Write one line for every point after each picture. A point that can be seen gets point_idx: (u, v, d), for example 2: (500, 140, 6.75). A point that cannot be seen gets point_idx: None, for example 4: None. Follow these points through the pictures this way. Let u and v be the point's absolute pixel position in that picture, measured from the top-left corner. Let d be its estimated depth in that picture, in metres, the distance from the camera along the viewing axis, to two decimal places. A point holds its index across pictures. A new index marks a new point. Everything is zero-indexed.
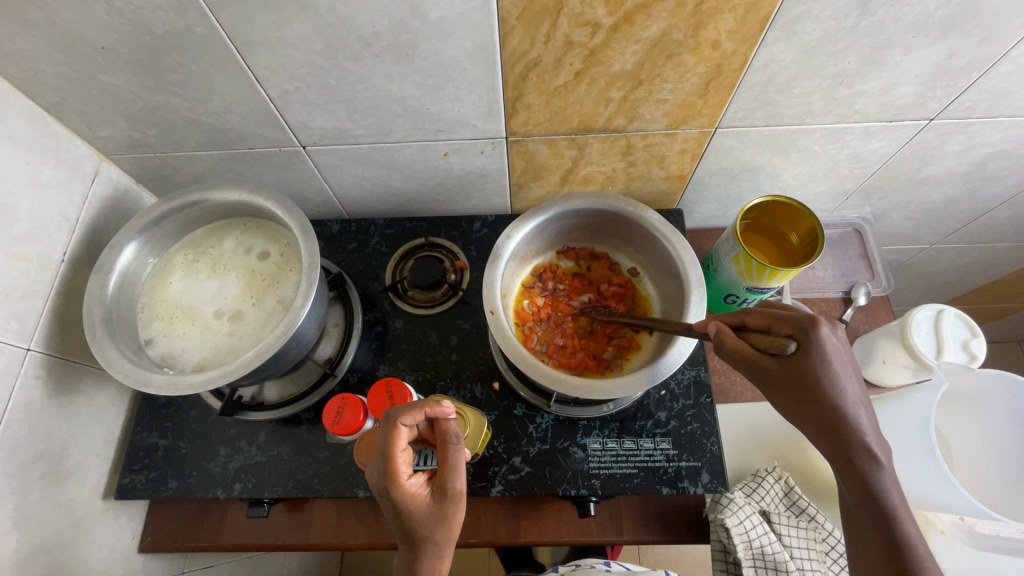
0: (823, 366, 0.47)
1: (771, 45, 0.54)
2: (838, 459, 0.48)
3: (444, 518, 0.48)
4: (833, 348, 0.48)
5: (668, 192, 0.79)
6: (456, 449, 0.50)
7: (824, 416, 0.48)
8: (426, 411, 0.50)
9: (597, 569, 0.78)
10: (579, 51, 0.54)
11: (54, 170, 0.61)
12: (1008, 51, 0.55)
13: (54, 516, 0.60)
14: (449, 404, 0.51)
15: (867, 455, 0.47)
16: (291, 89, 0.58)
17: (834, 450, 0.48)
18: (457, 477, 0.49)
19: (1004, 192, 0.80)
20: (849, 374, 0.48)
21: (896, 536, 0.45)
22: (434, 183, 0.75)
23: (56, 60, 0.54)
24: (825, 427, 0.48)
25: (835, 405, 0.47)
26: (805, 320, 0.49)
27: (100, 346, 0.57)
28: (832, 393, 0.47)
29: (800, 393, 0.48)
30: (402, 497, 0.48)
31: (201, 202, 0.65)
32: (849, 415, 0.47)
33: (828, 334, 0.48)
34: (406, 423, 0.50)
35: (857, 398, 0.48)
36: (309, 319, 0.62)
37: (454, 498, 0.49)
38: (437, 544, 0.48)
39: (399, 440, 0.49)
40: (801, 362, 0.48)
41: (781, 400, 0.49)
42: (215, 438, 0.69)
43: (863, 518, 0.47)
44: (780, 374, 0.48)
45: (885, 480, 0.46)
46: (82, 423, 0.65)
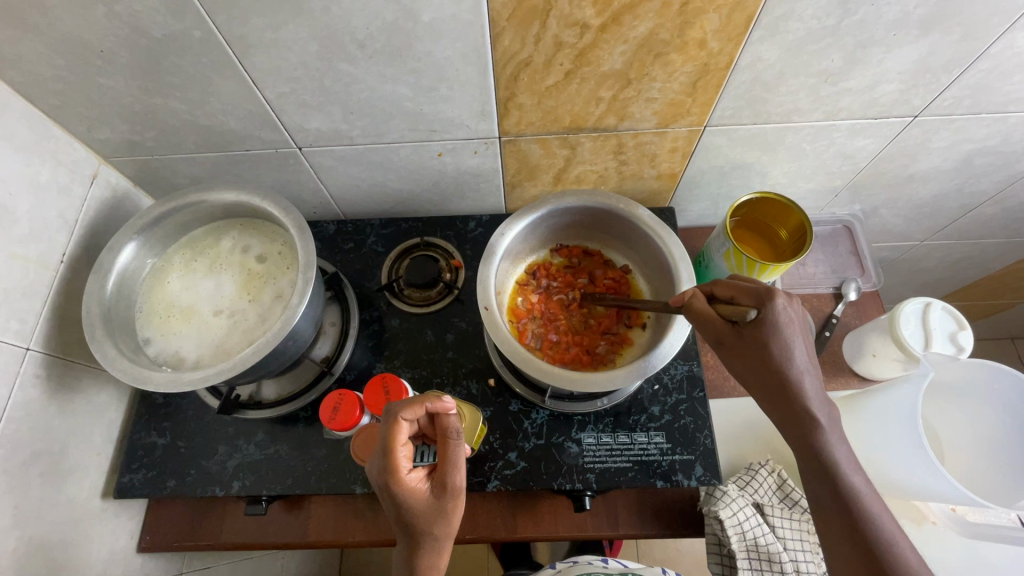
0: (775, 336, 0.49)
1: (756, 44, 0.55)
2: (789, 428, 0.49)
3: (443, 513, 0.49)
4: (788, 319, 0.49)
5: (660, 191, 0.80)
6: (457, 446, 0.50)
7: (775, 383, 0.49)
8: (428, 406, 0.50)
9: (594, 565, 0.78)
10: (569, 51, 0.55)
11: (53, 172, 0.62)
12: (987, 48, 0.56)
13: (53, 516, 0.60)
14: (451, 401, 0.50)
15: (812, 422, 0.48)
16: (287, 91, 0.59)
17: (786, 418, 0.49)
18: (456, 473, 0.50)
19: (990, 187, 0.81)
20: (804, 345, 0.49)
21: (848, 500, 0.46)
22: (429, 183, 0.76)
23: (56, 64, 0.55)
24: (775, 395, 0.49)
25: (783, 374, 0.49)
26: (763, 290, 0.50)
27: (99, 345, 0.57)
28: (782, 360, 0.49)
29: (752, 361, 0.50)
30: (402, 492, 0.48)
31: (198, 203, 0.66)
32: (797, 382, 0.48)
33: (783, 305, 0.49)
34: (407, 417, 0.50)
35: (808, 366, 0.49)
36: (306, 318, 0.63)
37: (454, 493, 0.49)
38: (436, 538, 0.50)
39: (399, 435, 0.49)
40: (753, 331, 0.49)
41: (735, 368, 0.52)
42: (213, 437, 0.69)
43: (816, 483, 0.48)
44: (736, 341, 0.50)
45: (834, 446, 0.47)
46: (81, 422, 0.65)
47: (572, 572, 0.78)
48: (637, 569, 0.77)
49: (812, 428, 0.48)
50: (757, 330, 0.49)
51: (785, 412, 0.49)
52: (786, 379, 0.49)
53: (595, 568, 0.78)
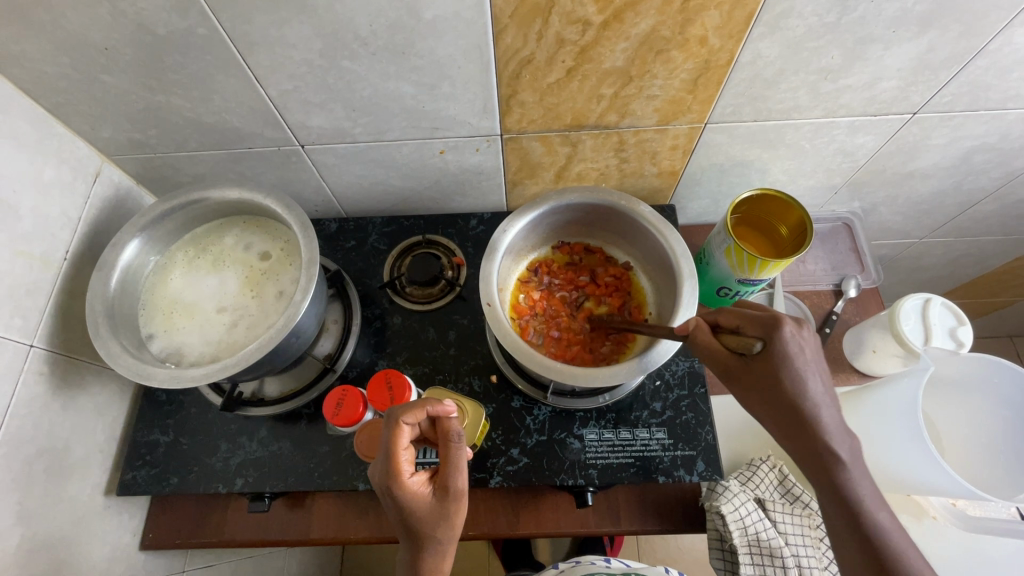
0: (786, 367, 0.49)
1: (756, 41, 0.55)
2: (807, 463, 0.49)
3: (446, 517, 0.49)
4: (797, 350, 0.49)
5: (661, 188, 0.81)
6: (458, 447, 0.50)
7: (790, 417, 0.49)
8: (428, 410, 0.51)
9: (597, 565, 0.78)
10: (570, 48, 0.56)
11: (56, 170, 0.62)
12: (986, 45, 0.57)
13: (56, 513, 0.60)
14: (450, 404, 0.52)
15: (831, 455, 0.47)
16: (289, 88, 0.60)
17: (803, 452, 0.49)
18: (458, 476, 0.50)
19: (989, 184, 0.82)
20: (818, 376, 0.49)
21: (873, 536, 0.46)
22: (431, 181, 0.77)
23: (60, 62, 0.56)
24: (790, 429, 0.49)
25: (797, 407, 0.48)
26: (770, 320, 0.50)
27: (102, 341, 0.57)
28: (795, 393, 0.48)
29: (764, 394, 0.50)
30: (404, 495, 0.49)
31: (201, 200, 0.66)
32: (813, 415, 0.48)
33: (791, 335, 0.49)
34: (408, 422, 0.51)
35: (823, 397, 0.49)
36: (308, 315, 0.63)
37: (456, 496, 0.49)
38: (438, 542, 0.49)
39: (400, 439, 0.50)
40: (764, 363, 0.49)
41: (747, 401, 0.51)
42: (216, 434, 0.69)
43: (839, 519, 0.48)
44: (747, 374, 0.51)
45: (854, 479, 0.47)
46: (84, 419, 0.65)
47: (576, 572, 0.78)
48: (641, 570, 0.77)
49: (830, 462, 0.48)
50: (768, 362, 0.49)
51: (801, 446, 0.49)
52: (801, 413, 0.48)
53: (598, 568, 0.78)
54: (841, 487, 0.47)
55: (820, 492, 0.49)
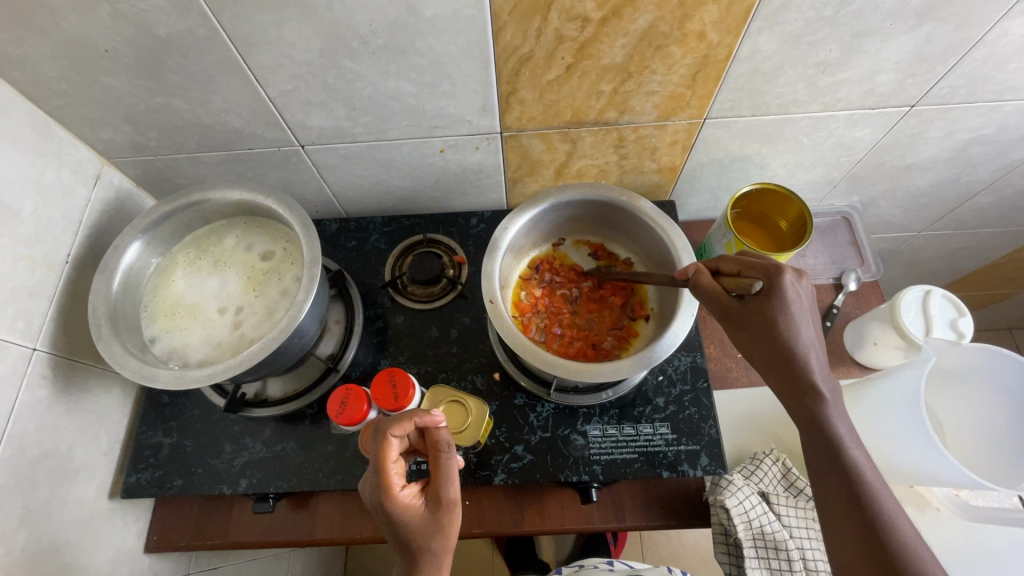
0: (782, 310, 0.49)
1: (755, 36, 0.55)
2: (792, 404, 0.50)
3: (439, 528, 0.49)
4: (794, 296, 0.49)
5: (660, 184, 0.81)
6: (448, 456, 0.51)
7: (780, 360, 0.49)
8: (416, 420, 0.52)
9: (600, 569, 0.79)
10: (570, 45, 0.56)
11: (57, 173, 0.62)
12: (982, 37, 0.57)
13: (61, 516, 0.60)
14: (438, 413, 0.52)
15: (812, 394, 0.48)
16: (290, 88, 0.60)
17: (790, 394, 0.50)
18: (450, 485, 0.51)
19: (987, 176, 0.82)
20: (811, 323, 0.50)
21: (852, 475, 0.47)
22: (431, 180, 0.77)
23: (60, 64, 0.56)
24: (778, 370, 0.50)
25: (790, 351, 0.49)
26: (772, 267, 0.51)
27: (106, 343, 0.57)
28: (787, 335, 0.49)
29: (756, 334, 0.50)
30: (395, 508, 0.49)
31: (202, 201, 0.66)
32: (803, 358, 0.49)
33: (791, 282, 0.49)
34: (396, 434, 0.51)
35: (813, 343, 0.50)
36: (311, 315, 0.63)
37: (449, 506, 0.50)
38: (435, 555, 0.49)
39: (389, 451, 0.50)
40: (762, 305, 0.50)
41: (740, 342, 0.52)
42: (220, 435, 0.69)
43: (819, 458, 0.49)
44: (743, 315, 0.51)
45: (835, 418, 0.48)
46: (88, 422, 0.65)
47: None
48: (646, 571, 0.77)
49: (816, 403, 0.48)
50: (767, 305, 0.49)
51: (790, 387, 0.49)
52: (793, 355, 0.49)
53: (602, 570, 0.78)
54: (825, 428, 0.48)
55: (805, 434, 0.50)
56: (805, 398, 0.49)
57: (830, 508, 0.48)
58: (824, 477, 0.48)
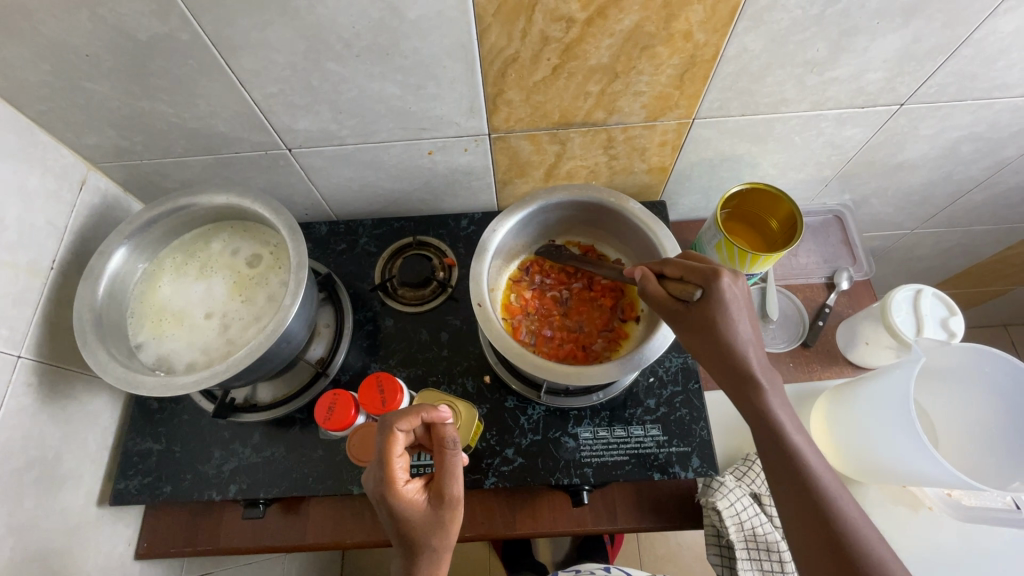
0: (721, 312, 0.50)
1: (742, 35, 0.55)
2: (740, 402, 0.51)
3: (442, 525, 0.49)
4: (733, 297, 0.50)
5: (651, 184, 0.81)
6: (454, 453, 0.51)
7: (725, 360, 0.51)
8: (424, 416, 0.51)
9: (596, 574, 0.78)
10: (555, 46, 0.55)
11: (40, 178, 0.61)
12: (970, 35, 0.57)
13: (48, 524, 0.60)
14: (446, 410, 0.52)
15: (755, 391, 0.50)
16: (275, 92, 0.59)
17: (737, 392, 0.51)
18: (454, 482, 0.50)
19: (978, 174, 0.82)
20: (750, 322, 0.51)
21: (802, 470, 0.48)
22: (420, 182, 0.76)
23: (41, 69, 0.55)
24: (724, 371, 0.51)
25: (731, 352, 0.50)
26: (709, 269, 0.52)
27: (91, 350, 0.57)
28: (727, 336, 0.50)
29: (699, 338, 0.51)
30: (399, 503, 0.49)
31: (188, 206, 0.65)
32: (744, 357, 0.50)
33: (728, 284, 0.50)
34: (403, 428, 0.51)
35: (753, 342, 0.51)
36: (298, 319, 0.63)
37: (452, 503, 0.50)
38: (435, 551, 0.49)
39: (395, 446, 0.49)
40: (702, 308, 0.51)
41: (688, 346, 0.53)
42: (209, 441, 0.69)
43: (770, 455, 0.50)
44: (687, 320, 0.52)
45: (779, 414, 0.49)
46: (75, 429, 0.65)
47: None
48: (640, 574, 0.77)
49: (760, 400, 0.50)
50: (707, 308, 0.51)
51: (735, 386, 0.51)
52: (734, 356, 0.50)
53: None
54: (772, 424, 0.49)
55: (754, 431, 0.51)
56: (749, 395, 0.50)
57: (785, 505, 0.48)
58: (777, 474, 0.49)
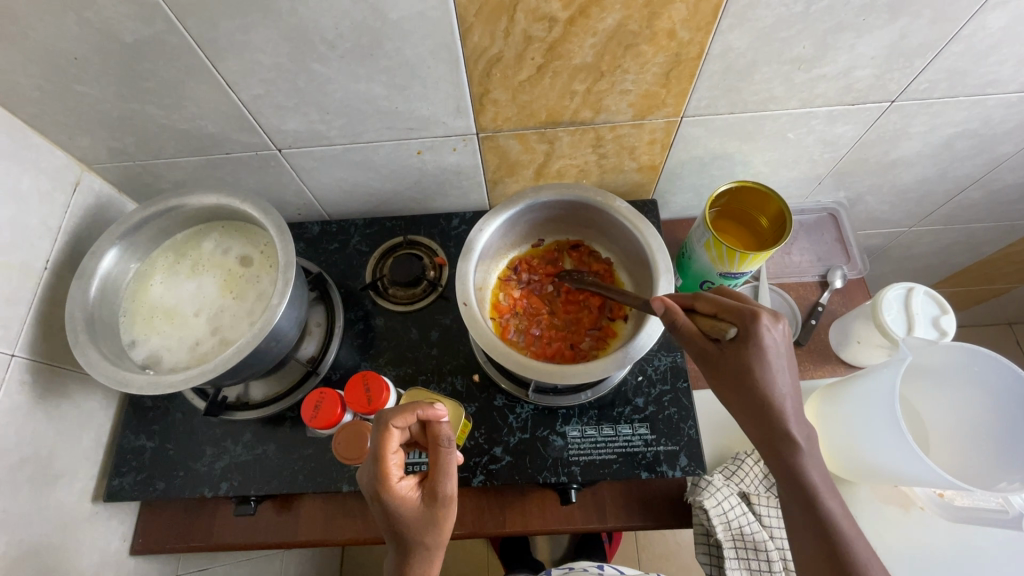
0: (758, 358, 0.48)
1: (726, 33, 0.55)
2: (768, 451, 0.50)
3: (434, 523, 0.49)
4: (770, 342, 0.49)
5: (642, 183, 0.80)
6: (448, 452, 0.51)
7: (756, 407, 0.50)
8: (420, 413, 0.51)
9: (590, 572, 0.78)
10: (539, 45, 0.55)
11: (34, 180, 0.62)
12: (959, 30, 0.56)
13: (42, 519, 0.61)
14: (441, 408, 0.52)
15: (788, 442, 0.49)
16: (262, 93, 0.60)
17: (766, 440, 0.50)
18: (447, 480, 0.51)
19: (974, 171, 0.81)
20: (786, 369, 0.50)
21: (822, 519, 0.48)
22: (411, 181, 0.77)
23: (32, 72, 0.56)
24: (753, 418, 0.50)
25: (763, 403, 0.49)
26: (747, 311, 0.49)
27: (82, 349, 0.58)
28: (764, 383, 0.49)
29: (733, 382, 0.50)
30: (393, 500, 0.49)
31: (179, 206, 0.66)
32: (778, 405, 0.49)
33: (767, 327, 0.49)
34: (398, 425, 0.51)
35: (789, 389, 0.49)
36: (288, 318, 0.63)
37: (445, 501, 0.50)
38: (427, 549, 0.49)
39: (390, 442, 0.50)
40: (737, 352, 0.49)
41: (718, 387, 0.52)
42: (201, 438, 0.70)
43: (794, 504, 0.50)
44: (719, 360, 0.50)
45: (810, 467, 0.49)
46: (69, 427, 0.66)
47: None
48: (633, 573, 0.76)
49: (791, 453, 0.49)
50: (743, 352, 0.49)
51: (764, 435, 0.50)
52: (765, 404, 0.49)
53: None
54: (801, 477, 0.49)
55: (779, 478, 0.50)
56: (779, 446, 0.49)
57: (807, 554, 0.49)
58: (799, 520, 0.50)
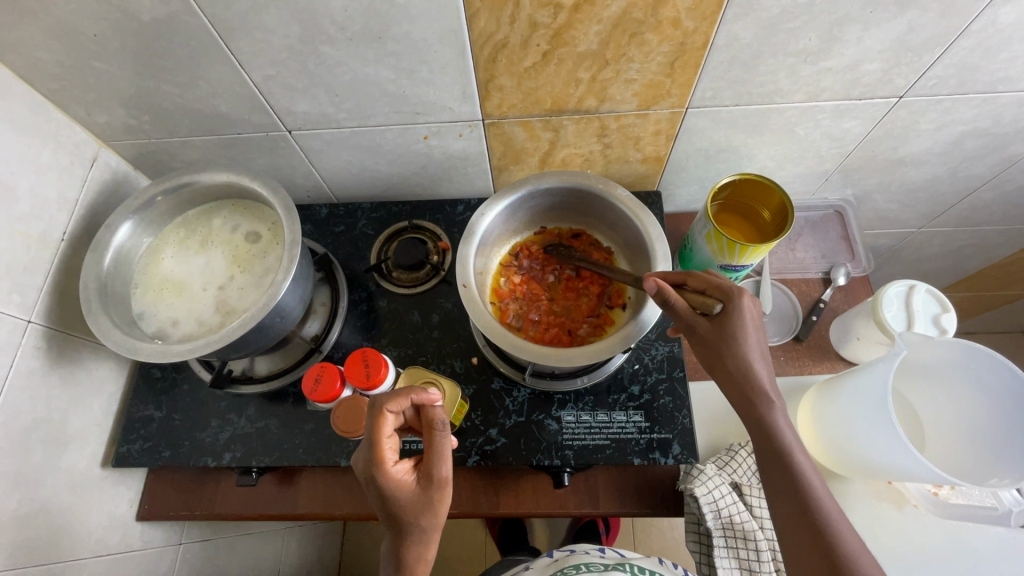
0: (740, 328, 0.53)
1: (731, 23, 0.55)
2: (747, 418, 0.54)
3: (430, 505, 0.51)
4: (751, 315, 0.54)
5: (647, 174, 0.81)
6: (442, 436, 0.51)
7: (738, 375, 0.54)
8: (413, 398, 0.52)
9: (591, 553, 0.70)
10: (544, 32, 0.56)
11: (53, 154, 0.65)
12: (968, 25, 0.56)
13: (53, 480, 0.64)
14: (435, 392, 0.53)
15: (764, 407, 0.53)
16: (273, 74, 0.61)
17: (745, 407, 0.54)
18: (442, 464, 0.51)
19: (986, 171, 0.80)
20: (762, 343, 0.55)
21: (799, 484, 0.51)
22: (417, 166, 0.78)
23: (53, 48, 0.58)
24: (735, 389, 0.54)
25: (744, 370, 0.53)
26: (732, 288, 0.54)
27: (94, 316, 0.60)
28: (744, 351, 0.53)
29: (719, 351, 0.54)
30: (387, 483, 0.50)
31: (191, 183, 0.68)
32: (756, 373, 0.53)
33: (748, 303, 0.54)
34: (393, 410, 0.52)
35: (764, 360, 0.54)
36: (293, 295, 0.65)
37: (440, 484, 0.51)
38: (422, 531, 0.51)
39: (384, 427, 0.51)
40: (723, 323, 0.54)
41: (704, 357, 0.55)
42: (206, 410, 0.72)
43: (771, 469, 0.53)
44: (706, 331, 0.55)
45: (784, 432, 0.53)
46: (81, 394, 0.68)
47: (567, 562, 0.70)
48: (636, 558, 0.70)
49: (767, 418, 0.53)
50: (727, 322, 0.53)
51: (743, 402, 0.54)
52: (746, 374, 0.53)
53: (591, 558, 0.69)
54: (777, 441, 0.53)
55: (759, 447, 0.54)
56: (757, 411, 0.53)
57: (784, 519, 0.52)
58: (776, 486, 0.53)
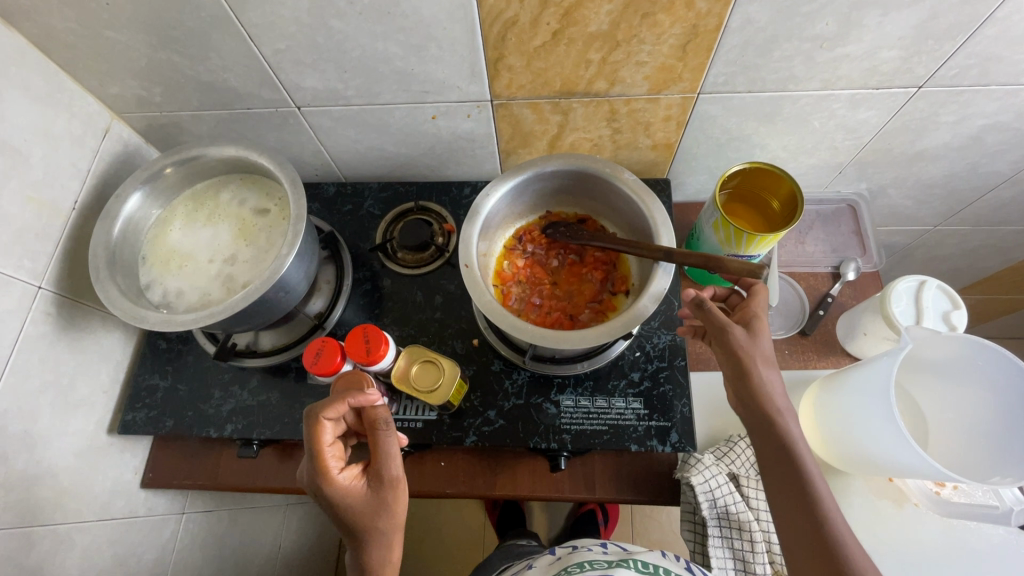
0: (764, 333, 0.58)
1: (746, 5, 0.54)
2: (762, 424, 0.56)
3: (384, 507, 0.51)
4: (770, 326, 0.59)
5: (656, 161, 0.80)
6: (385, 434, 0.52)
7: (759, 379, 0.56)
8: (351, 401, 0.52)
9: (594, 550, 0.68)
10: (555, 10, 0.55)
11: (67, 123, 0.66)
12: (992, 12, 0.54)
13: (61, 444, 0.65)
14: (373, 393, 0.53)
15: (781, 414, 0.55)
16: (283, 48, 0.61)
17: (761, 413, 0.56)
18: (390, 463, 0.52)
19: (1006, 168, 0.78)
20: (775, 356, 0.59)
21: (810, 489, 0.52)
22: (425, 147, 0.78)
23: (67, 16, 0.58)
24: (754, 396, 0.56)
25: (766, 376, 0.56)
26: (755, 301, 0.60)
27: (102, 284, 0.61)
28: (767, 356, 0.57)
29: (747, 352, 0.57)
30: (336, 491, 0.51)
31: (200, 157, 0.69)
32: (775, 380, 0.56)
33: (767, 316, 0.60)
34: (330, 417, 0.52)
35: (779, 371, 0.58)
36: (298, 270, 0.65)
37: (391, 484, 0.52)
38: (382, 534, 0.51)
39: (324, 435, 0.51)
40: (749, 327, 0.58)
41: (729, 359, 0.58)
42: (210, 381, 0.73)
43: (784, 475, 0.54)
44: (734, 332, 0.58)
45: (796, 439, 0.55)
46: (89, 361, 0.70)
47: (570, 561, 0.66)
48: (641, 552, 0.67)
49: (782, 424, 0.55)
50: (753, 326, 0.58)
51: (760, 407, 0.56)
52: (767, 381, 0.56)
53: (594, 556, 0.65)
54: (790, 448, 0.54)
55: (771, 455, 0.55)
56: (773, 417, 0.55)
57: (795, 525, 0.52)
58: (787, 492, 0.53)
